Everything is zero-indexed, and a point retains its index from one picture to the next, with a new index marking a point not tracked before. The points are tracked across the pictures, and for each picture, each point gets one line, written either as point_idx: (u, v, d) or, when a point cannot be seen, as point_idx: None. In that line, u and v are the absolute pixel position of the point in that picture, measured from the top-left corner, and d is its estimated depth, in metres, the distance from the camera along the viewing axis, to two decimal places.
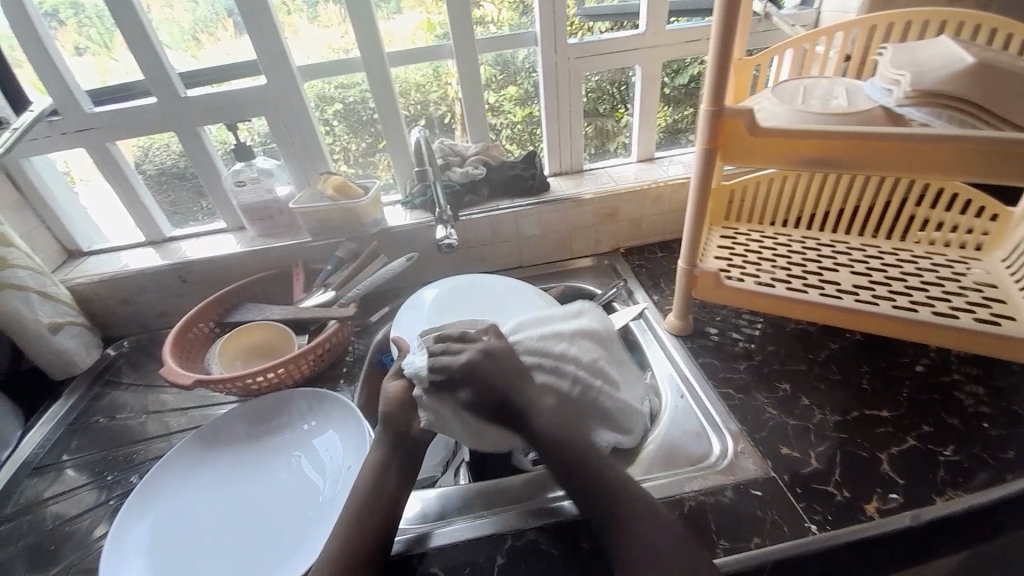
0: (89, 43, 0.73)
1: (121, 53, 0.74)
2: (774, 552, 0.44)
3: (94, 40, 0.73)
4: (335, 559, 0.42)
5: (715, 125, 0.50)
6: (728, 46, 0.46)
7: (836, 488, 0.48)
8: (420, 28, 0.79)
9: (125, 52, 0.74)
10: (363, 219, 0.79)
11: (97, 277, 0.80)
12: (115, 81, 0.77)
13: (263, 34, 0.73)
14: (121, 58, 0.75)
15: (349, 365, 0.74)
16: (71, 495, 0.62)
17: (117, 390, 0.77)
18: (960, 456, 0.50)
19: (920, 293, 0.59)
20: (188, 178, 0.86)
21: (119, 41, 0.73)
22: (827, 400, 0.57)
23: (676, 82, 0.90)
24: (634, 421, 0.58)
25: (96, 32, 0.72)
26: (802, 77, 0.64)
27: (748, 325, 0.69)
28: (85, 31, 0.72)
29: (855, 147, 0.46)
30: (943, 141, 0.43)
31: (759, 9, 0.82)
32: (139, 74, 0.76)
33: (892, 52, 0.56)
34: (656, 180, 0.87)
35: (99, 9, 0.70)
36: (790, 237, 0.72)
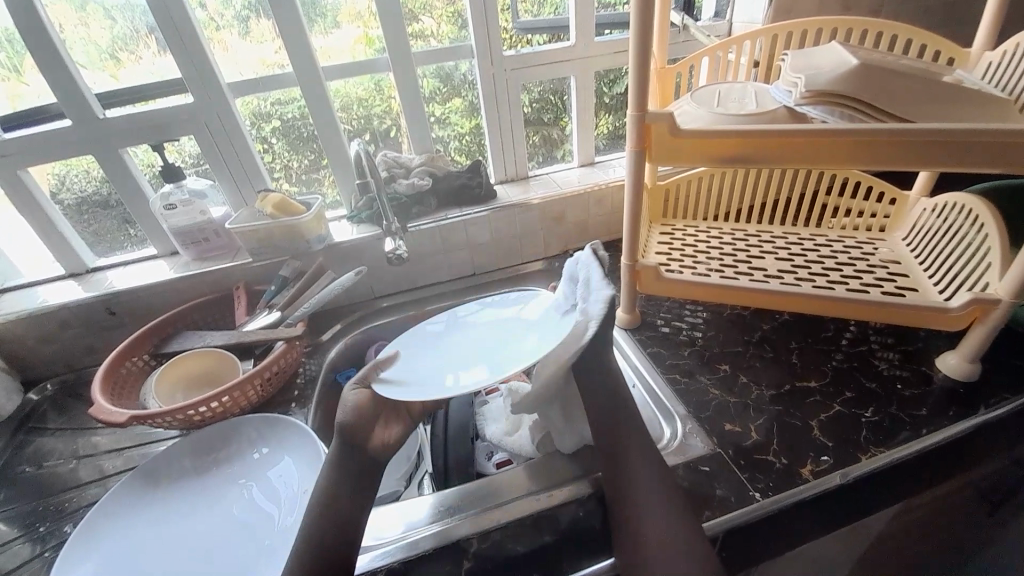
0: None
1: (32, 76, 0.69)
2: (724, 521, 0.46)
3: (3, 64, 0.68)
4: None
5: (641, 130, 0.53)
6: (645, 61, 0.50)
7: (775, 457, 0.52)
8: (358, 43, 0.79)
9: (38, 74, 0.69)
10: (306, 236, 0.77)
11: (14, 316, 0.73)
12: (27, 106, 0.71)
13: (188, 50, 0.70)
14: (34, 81, 0.70)
15: (301, 387, 0.72)
16: (2, 550, 0.56)
17: (43, 436, 0.71)
18: (879, 416, 0.55)
19: (835, 273, 0.65)
20: (113, 206, 0.81)
21: (30, 61, 0.68)
22: (764, 377, 0.61)
23: (613, 91, 0.95)
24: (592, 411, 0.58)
25: (5, 55, 0.67)
26: (719, 82, 0.69)
27: (691, 314, 0.73)
28: None
29: (766, 144, 0.51)
30: (835, 135, 0.48)
31: (678, 21, 0.88)
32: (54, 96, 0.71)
33: (791, 57, 0.62)
34: (599, 182, 0.90)
35: (10, 33, 0.66)
36: (721, 230, 0.78)
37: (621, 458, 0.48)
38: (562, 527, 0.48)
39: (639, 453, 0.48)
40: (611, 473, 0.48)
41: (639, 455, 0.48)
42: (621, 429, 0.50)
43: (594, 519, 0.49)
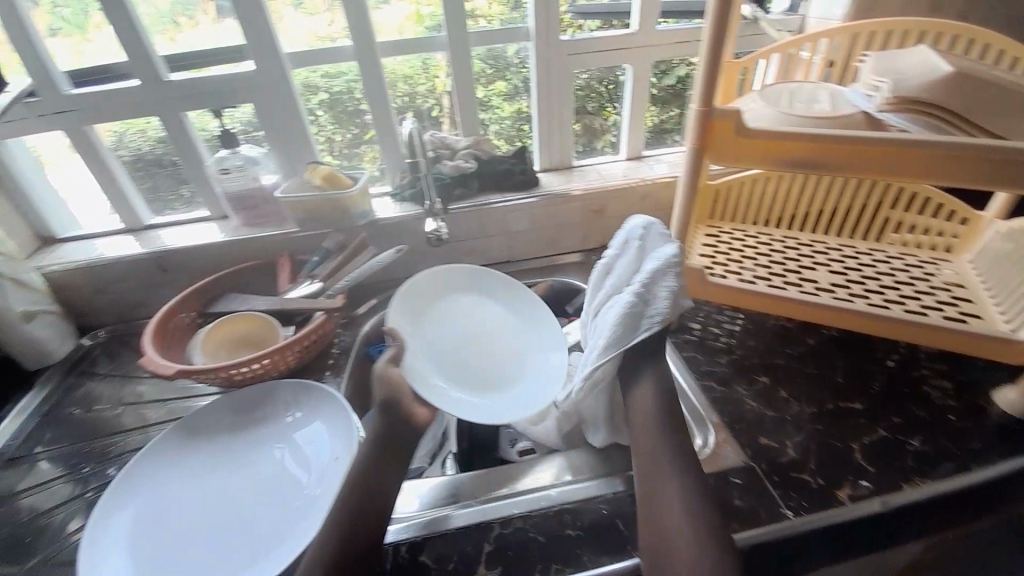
0: (63, 23, 0.70)
1: (96, 34, 0.71)
2: (752, 537, 0.45)
3: (68, 20, 0.70)
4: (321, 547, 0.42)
5: (704, 126, 0.51)
6: (718, 55, 0.48)
7: (811, 476, 0.50)
8: (409, 19, 0.79)
9: (102, 32, 0.71)
10: (350, 210, 0.79)
11: (73, 265, 0.77)
12: (93, 62, 0.74)
13: (248, 17, 0.71)
14: (98, 39, 0.72)
15: (336, 356, 0.74)
16: (45, 487, 0.60)
17: (92, 380, 0.75)
18: (926, 446, 0.52)
19: (892, 292, 0.61)
20: (167, 165, 0.83)
21: (96, 19, 0.70)
22: (804, 393, 0.59)
23: (663, 83, 0.91)
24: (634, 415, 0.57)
25: (72, 11, 0.69)
26: (788, 81, 0.65)
27: (729, 321, 0.71)
28: (57, 10, 0.69)
29: (837, 150, 0.48)
30: (918, 145, 0.45)
31: (748, 13, 0.84)
32: (117, 55, 0.74)
33: (874, 59, 0.58)
34: (644, 178, 0.88)
35: None
36: (771, 237, 0.74)
37: (659, 464, 0.44)
38: (583, 523, 0.48)
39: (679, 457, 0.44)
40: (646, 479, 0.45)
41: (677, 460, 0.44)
42: (659, 429, 0.47)
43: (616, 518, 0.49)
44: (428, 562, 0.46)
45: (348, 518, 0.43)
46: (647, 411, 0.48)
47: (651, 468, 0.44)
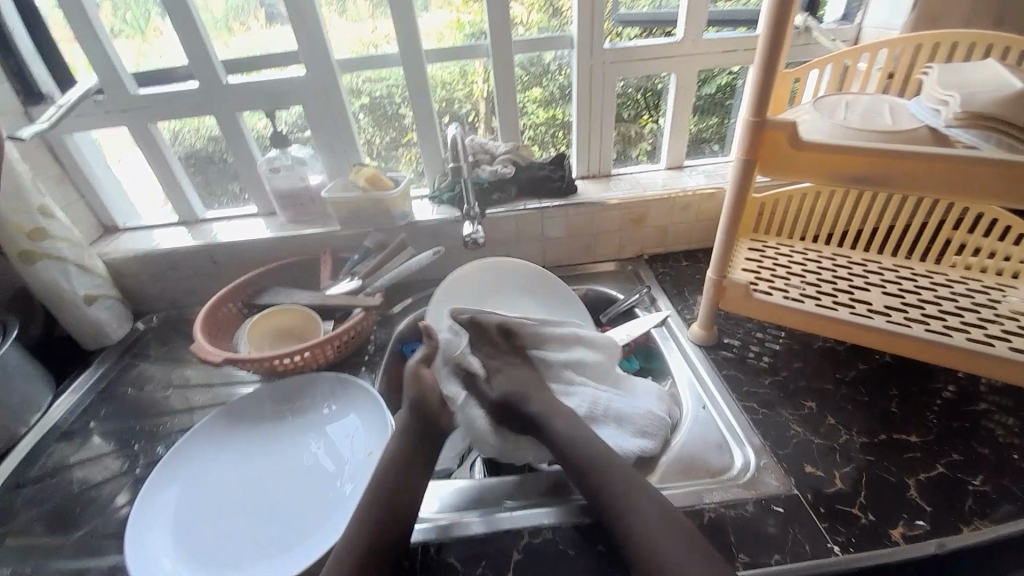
0: (125, 25, 0.75)
1: (156, 38, 0.76)
2: (794, 569, 0.43)
3: (129, 23, 0.75)
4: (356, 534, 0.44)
5: (754, 137, 0.50)
6: (774, 64, 0.46)
7: (861, 511, 0.47)
8: (449, 27, 0.81)
9: (161, 36, 0.76)
10: (390, 210, 0.80)
11: (132, 253, 0.82)
12: (151, 66, 0.79)
13: (301, 23, 0.74)
14: (156, 43, 0.77)
15: (371, 354, 0.75)
16: (97, 461, 0.63)
17: (145, 362, 0.79)
18: (989, 486, 0.49)
19: (953, 317, 0.58)
20: (216, 161, 0.88)
21: (156, 24, 0.75)
22: (854, 422, 0.56)
23: (703, 92, 0.90)
24: (654, 428, 0.57)
25: (133, 16, 0.74)
26: (843, 92, 0.63)
27: (772, 340, 0.69)
28: (121, 13, 0.74)
29: (899, 166, 0.45)
30: (989, 164, 0.42)
31: (800, 22, 0.81)
32: (175, 57, 0.78)
33: (938, 71, 0.55)
34: (684, 188, 0.86)
35: None
36: (819, 254, 0.72)
37: (624, 508, 0.45)
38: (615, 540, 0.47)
39: (639, 496, 0.46)
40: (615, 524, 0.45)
41: (637, 500, 0.45)
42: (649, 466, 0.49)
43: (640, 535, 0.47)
44: (456, 565, 0.46)
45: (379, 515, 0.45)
46: (594, 449, 0.51)
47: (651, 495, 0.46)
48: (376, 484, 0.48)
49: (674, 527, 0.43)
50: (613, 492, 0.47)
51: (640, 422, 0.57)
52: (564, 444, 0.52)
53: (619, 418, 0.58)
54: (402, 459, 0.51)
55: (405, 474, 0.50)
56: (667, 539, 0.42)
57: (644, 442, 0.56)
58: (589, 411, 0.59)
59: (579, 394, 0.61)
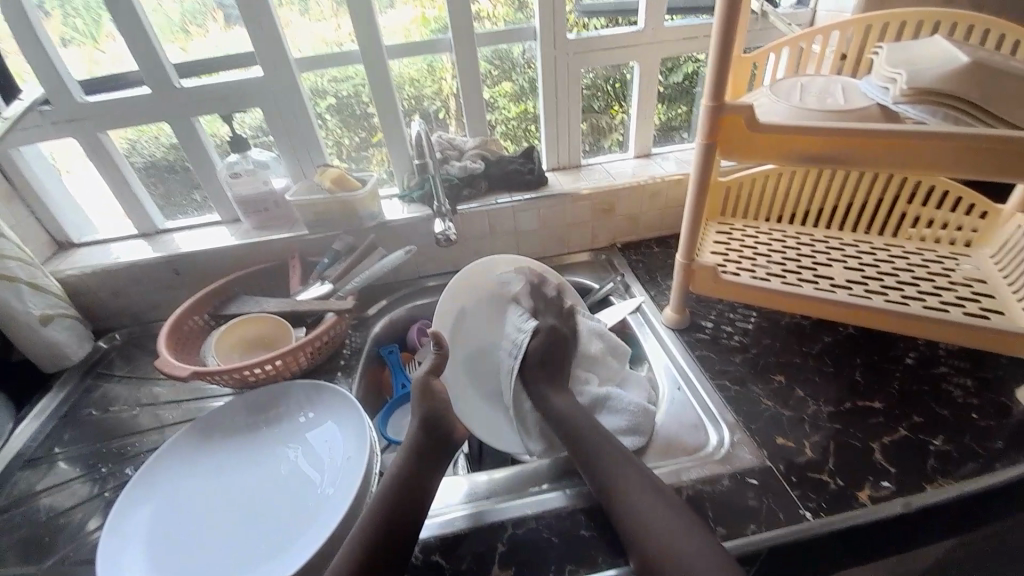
0: (76, 33, 0.71)
1: (109, 44, 0.73)
2: (769, 538, 0.44)
3: (80, 30, 0.71)
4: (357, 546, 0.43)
5: (714, 121, 0.51)
6: (728, 47, 0.47)
7: (830, 477, 0.49)
8: (414, 23, 0.79)
9: (114, 42, 0.73)
10: (360, 212, 0.79)
11: (89, 269, 0.78)
12: (105, 72, 0.75)
13: (258, 24, 0.72)
14: (110, 48, 0.73)
15: (347, 357, 0.74)
16: (64, 487, 0.61)
17: (109, 382, 0.76)
18: (949, 446, 0.51)
19: (911, 288, 0.60)
20: (179, 171, 0.85)
21: (108, 29, 0.71)
22: (821, 392, 0.58)
23: (670, 80, 0.91)
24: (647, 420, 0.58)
25: (84, 23, 0.71)
26: (799, 74, 0.64)
27: (742, 319, 0.70)
28: (72, 21, 0.70)
29: (851, 142, 0.47)
30: (935, 137, 0.44)
31: (757, 8, 0.83)
32: (130, 63, 0.75)
33: (887, 50, 0.57)
34: (653, 176, 0.87)
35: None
36: (784, 233, 0.74)
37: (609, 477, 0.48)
38: (597, 524, 0.48)
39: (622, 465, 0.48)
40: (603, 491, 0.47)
41: (621, 466, 0.48)
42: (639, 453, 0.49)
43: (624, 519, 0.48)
44: (441, 562, 0.46)
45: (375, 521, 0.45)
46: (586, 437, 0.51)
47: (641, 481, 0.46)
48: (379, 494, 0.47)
49: (656, 493, 0.45)
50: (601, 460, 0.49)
51: (635, 416, 0.58)
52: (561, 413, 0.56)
53: (614, 412, 0.59)
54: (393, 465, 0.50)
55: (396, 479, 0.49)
56: (650, 505, 0.44)
57: (637, 439, 0.56)
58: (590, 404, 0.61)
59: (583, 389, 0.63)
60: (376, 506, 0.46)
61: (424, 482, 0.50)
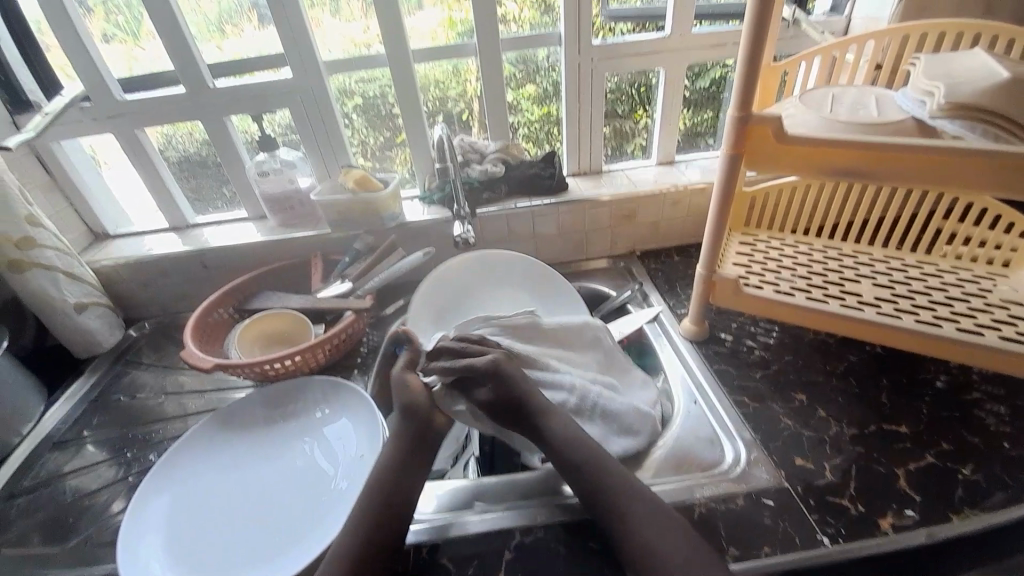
0: (118, 30, 0.74)
1: (148, 42, 0.76)
2: (785, 562, 0.43)
3: (122, 28, 0.74)
4: (351, 542, 0.43)
5: (740, 131, 0.50)
6: (756, 58, 0.46)
7: (851, 502, 0.47)
8: (441, 26, 0.80)
9: (153, 40, 0.76)
10: (381, 212, 0.80)
11: (123, 260, 0.81)
12: (144, 70, 0.78)
13: (290, 26, 0.73)
14: (149, 46, 0.76)
15: (363, 356, 0.76)
16: (91, 469, 0.63)
17: (137, 369, 0.79)
18: (980, 476, 0.49)
19: (944, 308, 0.58)
20: (211, 166, 0.87)
21: (148, 28, 0.74)
22: (845, 414, 0.56)
23: (697, 85, 0.90)
24: (640, 424, 0.57)
25: (127, 20, 0.73)
26: (831, 85, 0.62)
27: (764, 333, 0.69)
28: (114, 18, 0.73)
29: (881, 157, 0.45)
30: (973, 154, 0.42)
31: (788, 14, 0.81)
32: (167, 62, 0.78)
33: (924, 62, 0.55)
34: (676, 184, 0.86)
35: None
36: (810, 246, 0.72)
37: (606, 496, 0.46)
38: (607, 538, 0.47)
39: (618, 486, 0.46)
40: (598, 510, 0.45)
41: (619, 486, 0.46)
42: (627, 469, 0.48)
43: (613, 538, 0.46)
44: (447, 565, 0.46)
45: (375, 516, 0.45)
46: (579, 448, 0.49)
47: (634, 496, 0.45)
48: (373, 490, 0.47)
49: (659, 517, 0.43)
50: (596, 479, 0.47)
51: (627, 420, 0.57)
52: (551, 429, 0.51)
53: (607, 415, 0.57)
54: (396, 463, 0.50)
55: (397, 474, 0.49)
56: (650, 530, 0.42)
57: (629, 443, 0.56)
58: (577, 402, 0.58)
59: (567, 385, 0.59)
60: (378, 499, 0.47)
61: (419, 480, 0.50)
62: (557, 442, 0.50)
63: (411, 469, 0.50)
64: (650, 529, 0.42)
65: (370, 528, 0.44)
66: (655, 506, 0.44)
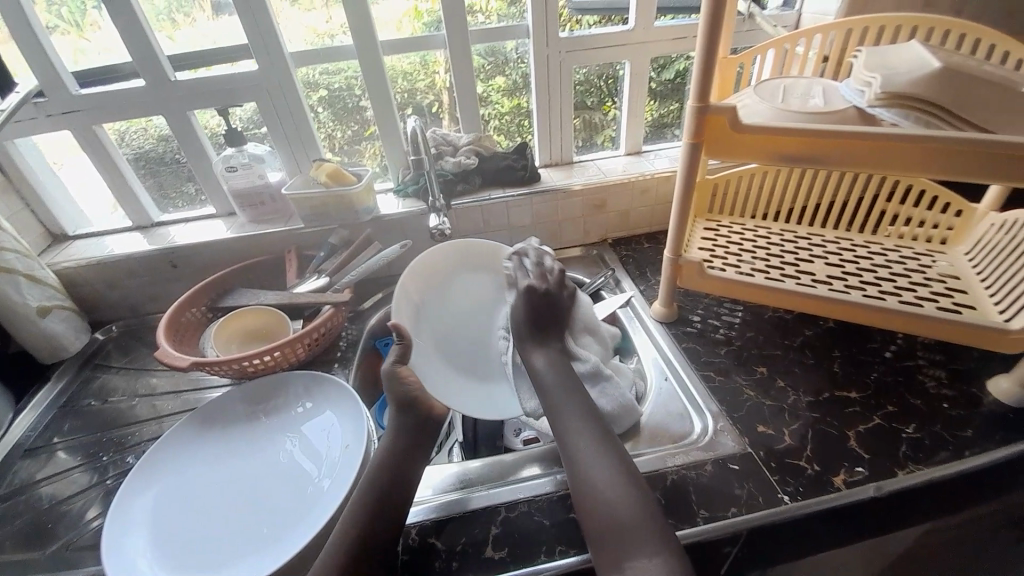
0: (61, 21, 0.70)
1: (93, 33, 0.72)
2: (750, 520, 0.47)
3: (65, 18, 0.70)
4: (347, 531, 0.44)
5: (700, 121, 0.52)
6: (713, 51, 0.49)
7: (808, 463, 0.52)
8: (407, 16, 0.80)
9: (99, 31, 0.72)
10: (355, 206, 0.80)
11: (85, 261, 0.79)
12: (93, 63, 0.75)
13: (254, 17, 0.72)
14: (95, 37, 0.73)
15: (343, 350, 0.76)
16: (64, 475, 0.62)
17: (107, 373, 0.77)
18: (920, 433, 0.54)
19: (887, 283, 0.63)
20: (168, 163, 0.85)
21: (94, 17, 0.71)
22: (801, 383, 0.61)
23: (662, 77, 0.93)
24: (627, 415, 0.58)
25: (69, 10, 0.70)
26: (783, 76, 0.66)
27: (729, 313, 0.73)
28: (55, 9, 0.69)
29: (827, 145, 0.49)
30: (906, 140, 0.46)
31: (744, 8, 0.85)
32: (115, 53, 0.74)
33: (866, 55, 0.59)
34: (644, 173, 0.89)
35: None
36: (769, 229, 0.76)
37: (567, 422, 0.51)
38: None
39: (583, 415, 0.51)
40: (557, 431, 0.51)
41: (582, 416, 0.51)
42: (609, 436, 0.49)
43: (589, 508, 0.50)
44: (437, 544, 0.48)
45: (369, 506, 0.46)
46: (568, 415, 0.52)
47: (603, 460, 0.46)
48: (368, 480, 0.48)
49: (605, 445, 0.48)
50: (564, 405, 0.53)
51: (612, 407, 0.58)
52: (545, 376, 0.57)
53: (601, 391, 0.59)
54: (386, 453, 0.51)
55: (389, 464, 0.50)
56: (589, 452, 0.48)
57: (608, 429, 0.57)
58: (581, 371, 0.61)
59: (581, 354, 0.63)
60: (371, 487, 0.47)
61: (416, 467, 0.51)
62: (550, 380, 0.56)
63: (401, 459, 0.51)
64: (588, 444, 0.48)
65: (365, 521, 0.45)
66: (624, 473, 0.45)
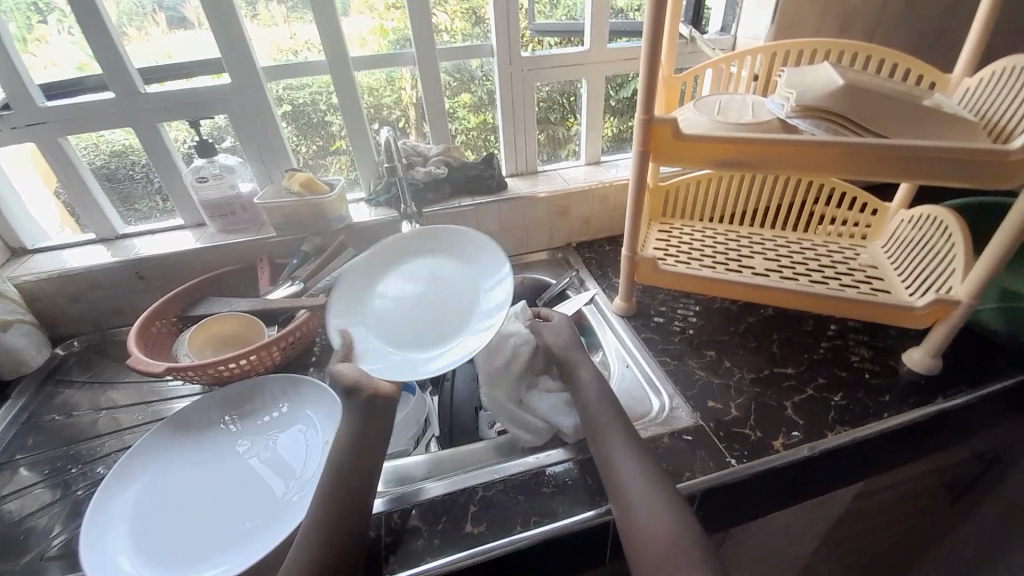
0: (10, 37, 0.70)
1: (40, 48, 0.72)
2: (703, 482, 0.52)
3: (11, 34, 0.70)
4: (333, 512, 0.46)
5: (647, 131, 0.59)
6: (654, 69, 0.55)
7: (752, 430, 0.57)
8: (373, 34, 0.84)
9: (46, 45, 0.72)
10: (328, 215, 0.83)
11: (47, 275, 0.77)
12: (40, 79, 0.74)
13: (225, 32, 0.74)
14: (41, 52, 0.73)
15: (318, 353, 0.78)
16: (26, 492, 0.60)
17: (70, 389, 0.75)
18: (847, 400, 0.61)
19: (817, 274, 0.71)
20: (117, 180, 0.85)
21: (41, 32, 0.71)
22: (746, 363, 0.67)
23: (620, 95, 1.01)
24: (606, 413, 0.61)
25: (15, 26, 0.70)
26: (719, 93, 0.74)
27: (683, 305, 0.80)
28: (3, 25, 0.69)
29: (753, 150, 0.56)
30: (818, 144, 0.54)
31: (686, 33, 0.94)
32: (63, 69, 0.75)
33: (787, 73, 0.67)
34: (603, 180, 0.96)
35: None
36: (715, 231, 0.84)
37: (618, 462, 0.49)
38: (558, 482, 0.54)
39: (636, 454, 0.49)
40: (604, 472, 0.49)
41: (629, 453, 0.49)
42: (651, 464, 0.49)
43: (561, 483, 0.53)
44: (419, 524, 0.50)
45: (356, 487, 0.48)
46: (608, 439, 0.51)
47: (644, 485, 0.46)
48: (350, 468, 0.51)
49: (654, 479, 0.46)
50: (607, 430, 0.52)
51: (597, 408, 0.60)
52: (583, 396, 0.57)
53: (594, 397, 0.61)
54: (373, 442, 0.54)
55: (370, 450, 0.53)
56: (645, 494, 0.45)
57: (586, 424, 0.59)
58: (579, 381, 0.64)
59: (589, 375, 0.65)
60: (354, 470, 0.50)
61: None
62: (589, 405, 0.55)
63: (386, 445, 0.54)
64: (631, 468, 0.48)
65: (348, 502, 0.47)
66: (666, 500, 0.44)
